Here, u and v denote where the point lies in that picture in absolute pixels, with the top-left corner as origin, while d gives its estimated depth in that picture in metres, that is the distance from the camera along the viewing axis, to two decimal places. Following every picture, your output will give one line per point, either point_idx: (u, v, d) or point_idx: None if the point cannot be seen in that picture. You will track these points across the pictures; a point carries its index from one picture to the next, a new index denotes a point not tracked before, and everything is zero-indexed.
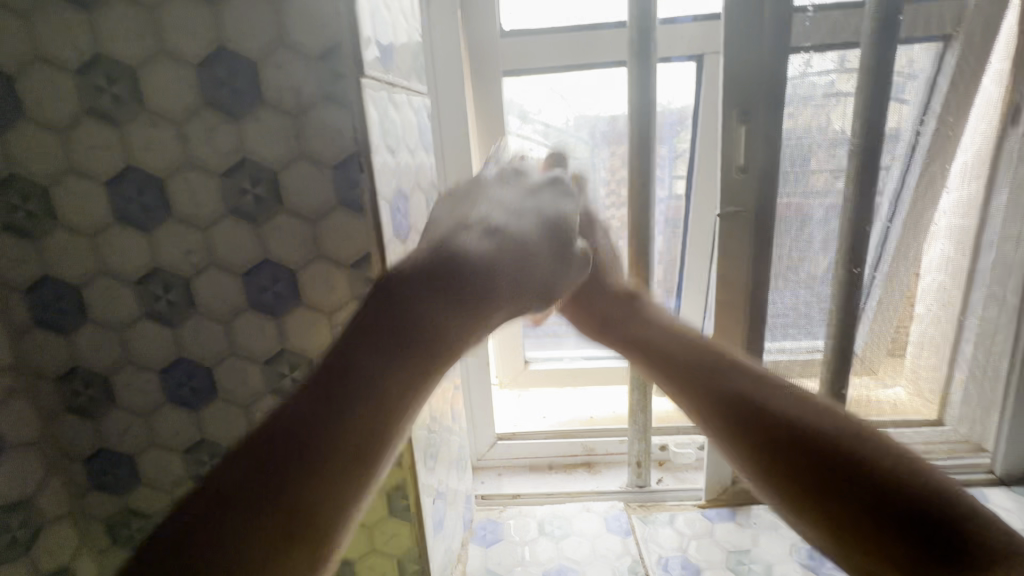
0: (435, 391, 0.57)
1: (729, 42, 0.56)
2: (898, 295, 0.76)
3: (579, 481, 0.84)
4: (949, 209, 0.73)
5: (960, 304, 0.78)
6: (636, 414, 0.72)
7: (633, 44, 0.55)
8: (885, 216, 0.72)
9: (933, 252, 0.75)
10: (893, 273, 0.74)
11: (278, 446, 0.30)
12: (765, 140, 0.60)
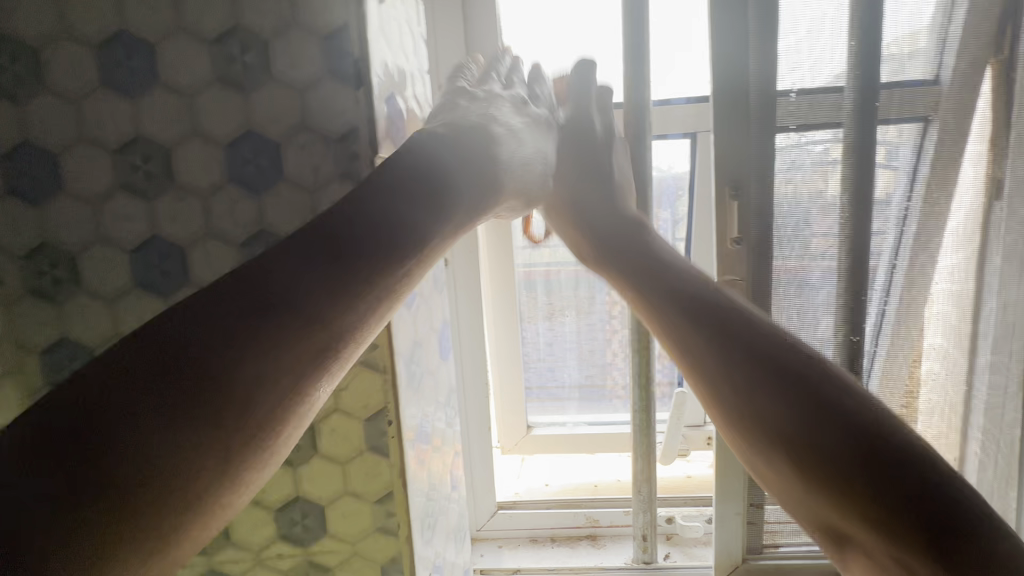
0: (436, 457, 0.57)
1: (718, 124, 0.61)
2: (902, 363, 0.75)
3: (581, 555, 0.81)
4: (943, 277, 0.74)
5: (967, 370, 0.77)
6: (640, 483, 0.71)
7: (629, 124, 0.61)
8: (881, 285, 0.74)
9: (935, 319, 0.75)
10: (893, 339, 0.75)
11: (203, 349, 0.29)
12: (758, 212, 0.63)
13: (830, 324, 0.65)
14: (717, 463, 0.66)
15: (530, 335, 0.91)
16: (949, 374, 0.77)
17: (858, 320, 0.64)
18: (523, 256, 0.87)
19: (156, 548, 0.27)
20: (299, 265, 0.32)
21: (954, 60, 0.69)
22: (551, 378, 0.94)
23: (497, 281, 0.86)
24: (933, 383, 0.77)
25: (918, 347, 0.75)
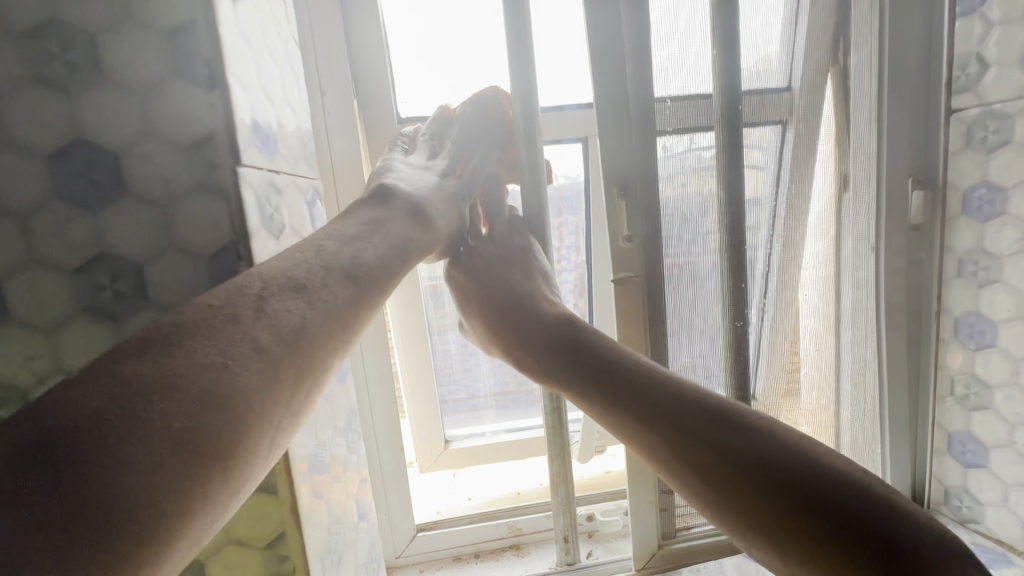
0: (335, 485, 0.52)
1: (603, 141, 0.64)
2: (783, 341, 0.73)
3: (503, 568, 0.76)
4: (818, 271, 0.73)
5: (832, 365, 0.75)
6: (557, 485, 0.71)
7: (521, 129, 0.60)
8: (761, 277, 0.70)
9: (810, 317, 0.74)
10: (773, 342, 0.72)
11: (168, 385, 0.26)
12: (644, 211, 0.65)
13: (720, 314, 0.69)
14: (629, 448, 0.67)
15: (442, 348, 0.89)
16: (826, 364, 0.75)
17: (739, 310, 0.69)
18: (430, 272, 0.85)
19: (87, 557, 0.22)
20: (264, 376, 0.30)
21: (807, 57, 0.68)
22: (464, 386, 0.92)
23: (405, 303, 0.83)
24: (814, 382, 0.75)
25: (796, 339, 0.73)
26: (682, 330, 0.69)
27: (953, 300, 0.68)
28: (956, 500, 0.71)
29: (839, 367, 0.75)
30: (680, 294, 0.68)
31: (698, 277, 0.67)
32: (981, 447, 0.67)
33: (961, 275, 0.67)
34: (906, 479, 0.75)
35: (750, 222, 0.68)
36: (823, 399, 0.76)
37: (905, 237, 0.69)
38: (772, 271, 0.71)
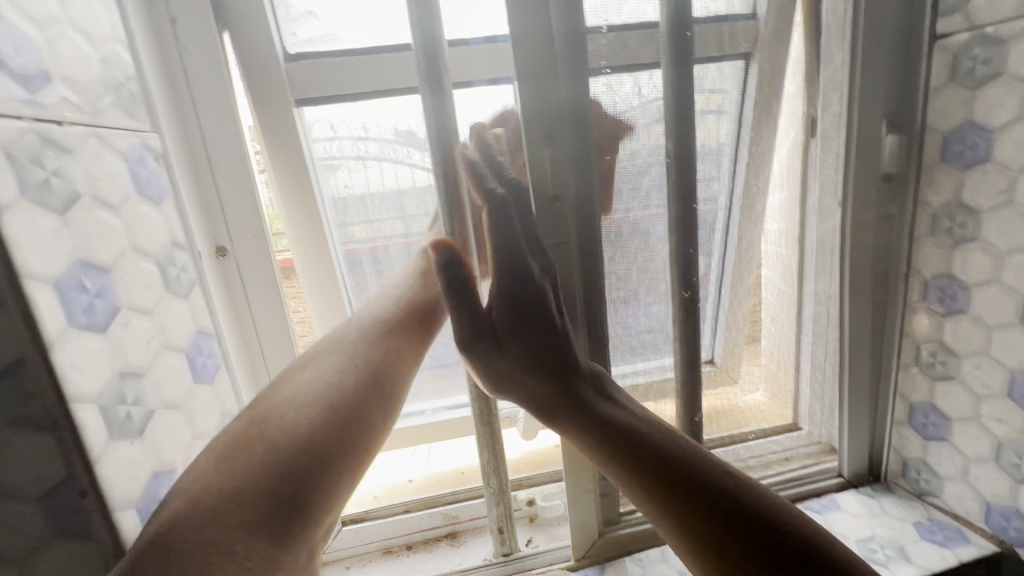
0: None
1: (520, 77, 0.52)
2: (742, 309, 0.65)
3: (435, 560, 0.69)
4: (789, 229, 0.64)
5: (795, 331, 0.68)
6: (489, 475, 0.64)
7: (422, 70, 0.49)
8: (718, 248, 0.62)
9: (773, 278, 0.65)
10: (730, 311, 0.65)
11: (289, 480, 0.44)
12: (576, 165, 0.55)
13: (666, 283, 0.61)
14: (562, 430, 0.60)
15: None
16: (787, 334, 0.68)
17: (690, 278, 0.61)
18: (344, 235, 0.69)
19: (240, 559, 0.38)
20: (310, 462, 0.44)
21: None
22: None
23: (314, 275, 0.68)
24: (774, 348, 0.68)
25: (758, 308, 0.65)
26: (630, 301, 0.60)
27: (924, 261, 0.61)
28: (914, 472, 0.67)
29: (796, 334, 0.68)
30: (623, 261, 0.59)
31: (643, 240, 0.59)
32: (944, 420, 0.61)
33: (934, 233, 0.59)
34: (863, 451, 0.70)
35: (701, 174, 0.58)
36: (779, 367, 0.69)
37: (875, 189, 0.61)
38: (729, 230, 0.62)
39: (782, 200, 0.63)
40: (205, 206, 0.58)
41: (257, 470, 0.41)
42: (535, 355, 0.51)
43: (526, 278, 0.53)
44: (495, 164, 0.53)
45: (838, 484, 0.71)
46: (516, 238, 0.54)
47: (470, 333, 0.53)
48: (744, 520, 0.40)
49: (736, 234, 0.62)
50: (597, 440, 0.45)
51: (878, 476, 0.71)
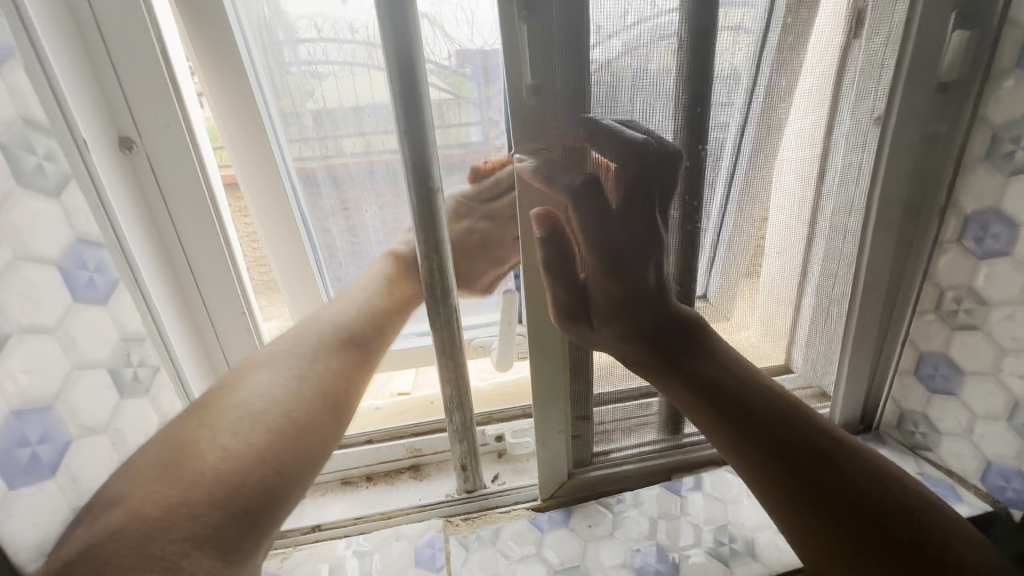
0: (89, 448, 0.36)
1: None
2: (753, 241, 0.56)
3: (397, 493, 0.65)
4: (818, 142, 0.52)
5: (803, 266, 0.58)
6: (452, 412, 0.58)
7: None
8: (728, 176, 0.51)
9: (786, 201, 0.54)
10: (729, 240, 0.54)
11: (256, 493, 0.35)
12: (566, 48, 0.42)
13: (667, 204, 0.49)
14: (533, 362, 0.53)
15: (324, 244, 0.69)
16: (796, 273, 0.58)
17: (691, 196, 0.50)
18: (293, 148, 0.62)
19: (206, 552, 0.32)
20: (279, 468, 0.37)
21: None
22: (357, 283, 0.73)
23: (256, 183, 0.60)
24: (781, 288, 0.59)
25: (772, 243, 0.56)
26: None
27: (970, 193, 0.52)
28: (911, 425, 0.62)
29: (806, 270, 0.58)
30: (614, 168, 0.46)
31: None
32: (956, 372, 0.55)
33: (990, 158, 0.50)
34: (858, 400, 0.65)
35: (719, 74, 0.47)
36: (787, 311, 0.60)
37: (928, 101, 0.50)
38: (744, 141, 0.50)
39: (821, 104, 0.50)
40: (90, 70, 0.45)
41: (221, 524, 0.33)
42: (625, 299, 0.47)
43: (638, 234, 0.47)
44: (614, 130, 0.44)
45: None
46: (632, 196, 0.46)
47: (568, 305, 0.49)
48: (808, 472, 0.40)
49: (751, 146, 0.51)
50: (682, 381, 0.44)
51: (869, 425, 0.66)
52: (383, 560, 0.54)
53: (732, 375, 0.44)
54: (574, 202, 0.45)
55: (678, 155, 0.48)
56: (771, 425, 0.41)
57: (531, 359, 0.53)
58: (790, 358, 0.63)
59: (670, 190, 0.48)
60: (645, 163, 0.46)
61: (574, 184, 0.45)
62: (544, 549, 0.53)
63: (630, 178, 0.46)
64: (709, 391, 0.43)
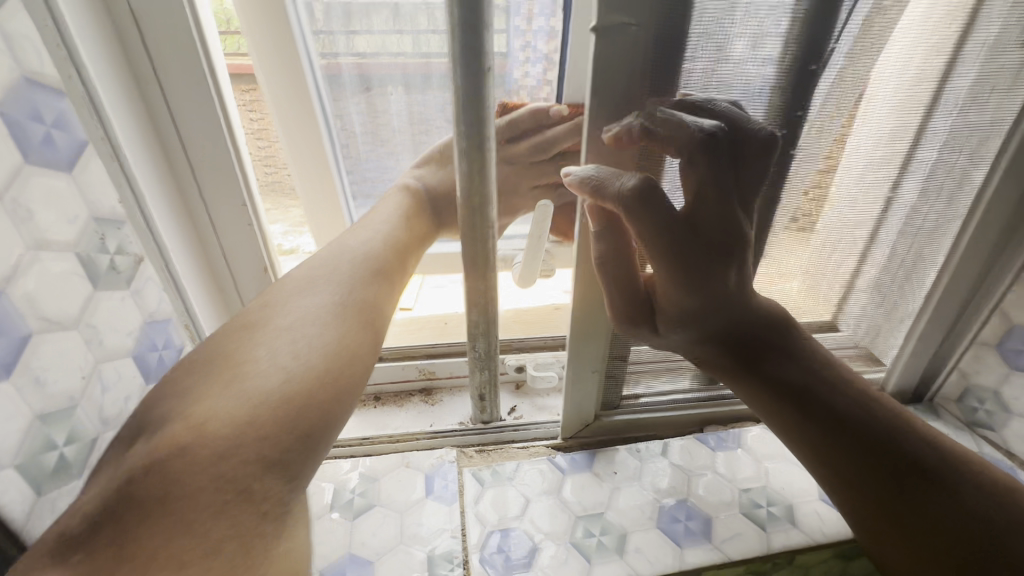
0: (57, 347, 0.30)
1: None
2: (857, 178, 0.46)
3: (406, 416, 0.61)
4: (969, 51, 0.42)
5: (883, 205, 0.48)
6: (476, 338, 0.52)
7: None
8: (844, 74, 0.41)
9: (896, 119, 0.44)
10: (821, 155, 0.43)
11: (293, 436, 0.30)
12: None
13: (758, 115, 0.41)
14: (575, 292, 0.46)
15: (340, 134, 0.57)
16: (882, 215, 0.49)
17: (790, 105, 0.41)
18: (317, 37, 0.51)
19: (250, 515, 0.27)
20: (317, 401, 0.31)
21: None
22: (375, 190, 0.63)
23: (271, 63, 0.50)
24: (865, 230, 0.50)
25: (875, 182, 0.47)
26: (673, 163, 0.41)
27: None
28: (973, 400, 0.58)
29: (892, 213, 0.49)
30: (704, 55, 0.38)
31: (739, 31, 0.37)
32: None
33: None
34: (920, 368, 0.59)
35: None
36: (870, 262, 0.52)
37: None
38: (888, 34, 0.40)
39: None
40: None
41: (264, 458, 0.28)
42: (699, 309, 0.42)
43: (711, 245, 0.39)
44: (676, 120, 0.37)
45: None
46: (700, 200, 0.39)
47: (628, 308, 0.44)
48: (899, 485, 0.40)
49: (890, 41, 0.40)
50: (762, 387, 0.43)
51: (924, 396, 0.61)
52: (392, 487, 0.51)
53: (825, 380, 0.43)
54: (630, 207, 0.37)
55: (774, 141, 0.39)
56: (868, 438, 0.41)
57: (574, 289, 0.46)
58: (839, 318, 0.55)
59: (754, 184, 0.40)
60: (717, 160, 0.38)
61: (629, 187, 0.37)
62: (566, 493, 0.50)
63: (699, 177, 0.38)
64: (793, 398, 0.42)
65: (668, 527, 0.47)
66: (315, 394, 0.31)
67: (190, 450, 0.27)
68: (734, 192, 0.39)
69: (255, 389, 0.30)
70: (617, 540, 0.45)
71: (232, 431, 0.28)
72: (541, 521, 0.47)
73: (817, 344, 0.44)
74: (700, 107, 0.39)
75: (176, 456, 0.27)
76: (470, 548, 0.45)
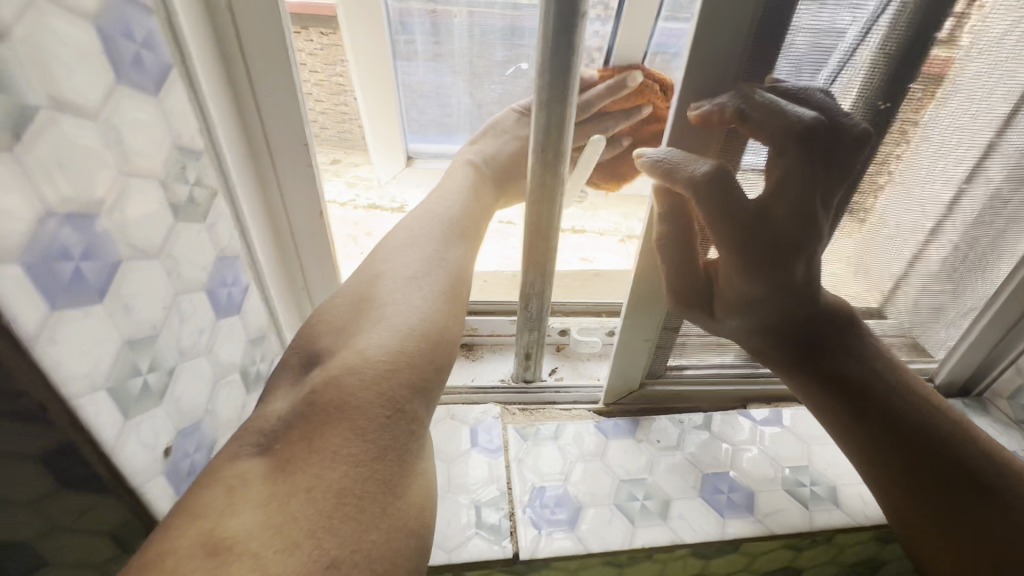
0: (146, 273, 0.30)
1: None
2: (948, 160, 0.44)
3: (448, 369, 0.62)
4: None
5: (967, 189, 0.46)
6: (530, 299, 0.51)
7: None
8: (959, 47, 0.38)
9: (999, 97, 0.41)
10: (914, 127, 0.41)
11: (414, 371, 0.33)
12: None
13: (851, 87, 0.38)
14: (640, 257, 0.45)
15: None
16: (956, 203, 0.47)
17: (898, 76, 0.38)
18: None
19: (387, 442, 0.30)
20: (430, 345, 0.34)
21: None
22: (433, 115, 0.72)
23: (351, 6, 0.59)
24: (937, 216, 0.48)
25: (964, 165, 0.45)
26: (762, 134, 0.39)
27: None
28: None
29: (971, 198, 0.47)
30: (814, 16, 0.35)
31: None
32: None
33: None
34: (972, 361, 0.58)
35: None
36: (940, 248, 0.50)
37: None
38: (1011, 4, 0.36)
39: None
40: None
41: (392, 390, 0.31)
42: (758, 299, 0.40)
43: (779, 241, 0.36)
44: (775, 106, 0.34)
45: None
46: (777, 194, 0.36)
47: (682, 288, 0.43)
48: (939, 478, 0.41)
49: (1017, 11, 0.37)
50: (821, 383, 0.43)
51: (970, 388, 0.61)
52: (438, 437, 0.51)
53: (886, 383, 0.43)
54: (701, 194, 0.35)
55: (867, 134, 0.35)
56: (916, 436, 0.42)
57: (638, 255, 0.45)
58: (887, 304, 0.55)
59: (845, 176, 0.36)
60: (811, 155, 0.34)
61: (698, 172, 0.35)
62: (608, 457, 0.50)
63: (787, 166, 0.35)
64: (848, 395, 0.42)
65: (710, 497, 0.47)
66: (428, 342, 0.34)
67: (358, 371, 0.31)
68: (820, 188, 0.35)
69: (400, 322, 0.34)
70: (661, 506, 0.46)
71: (369, 368, 0.32)
72: (585, 481, 0.48)
73: (870, 340, 0.44)
74: (798, 96, 0.36)
75: (342, 381, 0.31)
76: (514, 501, 0.46)
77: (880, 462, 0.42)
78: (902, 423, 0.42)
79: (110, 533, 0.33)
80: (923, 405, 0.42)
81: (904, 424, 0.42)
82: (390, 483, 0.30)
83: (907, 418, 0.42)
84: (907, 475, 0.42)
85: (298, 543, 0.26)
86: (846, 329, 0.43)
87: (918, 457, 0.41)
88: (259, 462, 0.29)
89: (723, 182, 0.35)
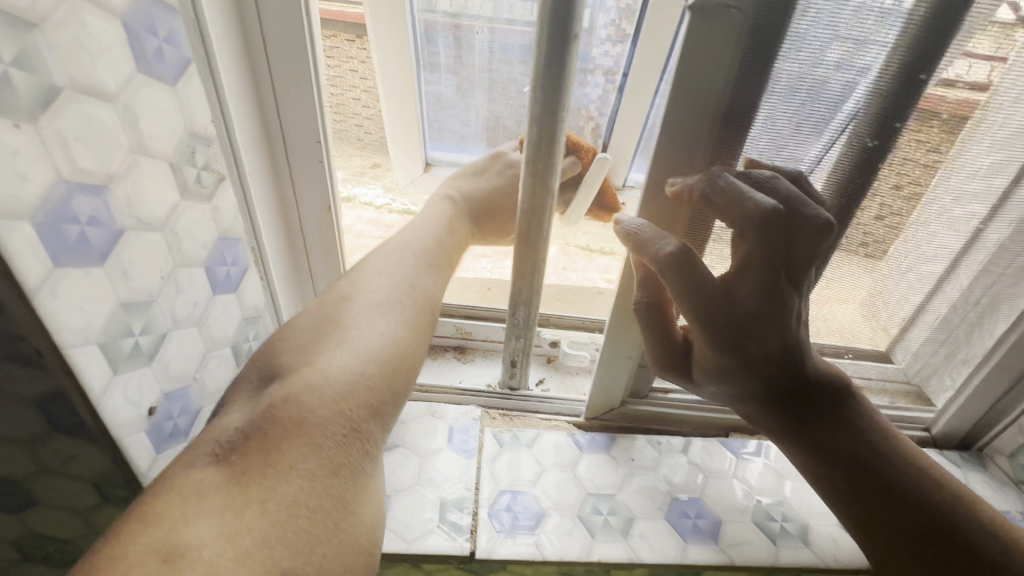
0: (149, 245, 0.33)
1: None
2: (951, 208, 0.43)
3: (438, 368, 0.63)
4: None
5: (969, 238, 0.45)
6: (517, 307, 0.53)
7: None
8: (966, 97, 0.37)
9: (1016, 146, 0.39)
10: (920, 174, 0.40)
11: (374, 392, 0.34)
12: None
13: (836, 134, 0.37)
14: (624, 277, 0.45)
15: None
16: (958, 252, 0.46)
17: (890, 117, 0.36)
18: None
19: (343, 462, 0.31)
20: (393, 368, 0.36)
21: None
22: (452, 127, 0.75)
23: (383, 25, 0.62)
24: (940, 263, 0.47)
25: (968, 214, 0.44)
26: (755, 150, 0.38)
27: None
28: None
29: (973, 247, 0.46)
30: (800, 52, 0.34)
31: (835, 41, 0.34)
32: None
33: None
34: (973, 415, 0.56)
35: None
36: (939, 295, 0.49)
37: None
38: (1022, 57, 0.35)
39: None
40: None
41: (350, 412, 0.33)
42: (733, 369, 0.40)
43: (749, 318, 0.37)
44: (738, 193, 0.35)
45: (920, 439, 0.59)
46: (744, 273, 0.36)
47: (662, 354, 0.43)
48: (923, 543, 0.40)
49: None
50: (805, 449, 0.43)
51: (969, 443, 0.58)
52: (417, 432, 0.53)
53: (877, 452, 0.42)
54: (665, 275, 0.36)
55: (829, 226, 0.34)
56: (899, 499, 0.41)
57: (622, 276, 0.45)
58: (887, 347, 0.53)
59: (803, 265, 0.36)
60: (770, 241, 0.35)
61: (673, 250, 0.36)
62: (579, 471, 0.51)
63: (748, 251, 0.36)
64: (826, 456, 0.42)
65: (674, 520, 0.47)
66: (390, 367, 0.36)
67: (318, 390, 0.32)
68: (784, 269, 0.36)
69: (364, 347, 0.36)
70: (624, 523, 0.47)
71: (327, 391, 0.33)
72: (551, 490, 0.49)
73: (854, 403, 0.43)
74: (764, 185, 0.36)
75: (302, 396, 0.32)
76: (479, 502, 0.47)
77: (862, 525, 0.41)
78: (882, 481, 0.41)
79: (93, 479, 0.36)
80: (902, 460, 0.42)
81: (884, 482, 0.41)
82: (345, 499, 0.31)
83: (888, 483, 0.41)
84: (891, 540, 0.40)
85: (252, 552, 0.26)
86: (830, 397, 0.43)
87: (900, 518, 0.40)
88: (213, 473, 0.29)
89: (690, 264, 0.36)
